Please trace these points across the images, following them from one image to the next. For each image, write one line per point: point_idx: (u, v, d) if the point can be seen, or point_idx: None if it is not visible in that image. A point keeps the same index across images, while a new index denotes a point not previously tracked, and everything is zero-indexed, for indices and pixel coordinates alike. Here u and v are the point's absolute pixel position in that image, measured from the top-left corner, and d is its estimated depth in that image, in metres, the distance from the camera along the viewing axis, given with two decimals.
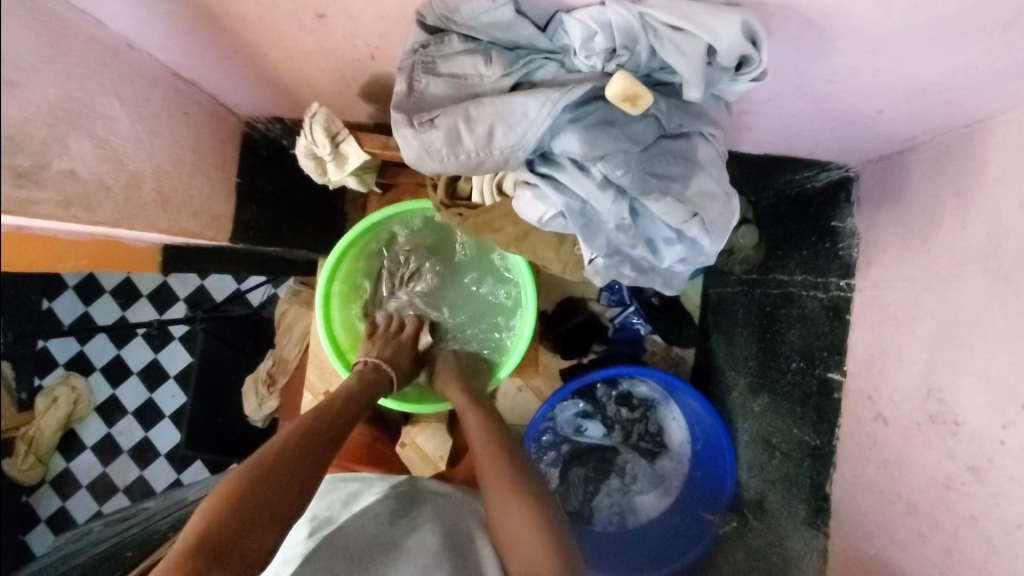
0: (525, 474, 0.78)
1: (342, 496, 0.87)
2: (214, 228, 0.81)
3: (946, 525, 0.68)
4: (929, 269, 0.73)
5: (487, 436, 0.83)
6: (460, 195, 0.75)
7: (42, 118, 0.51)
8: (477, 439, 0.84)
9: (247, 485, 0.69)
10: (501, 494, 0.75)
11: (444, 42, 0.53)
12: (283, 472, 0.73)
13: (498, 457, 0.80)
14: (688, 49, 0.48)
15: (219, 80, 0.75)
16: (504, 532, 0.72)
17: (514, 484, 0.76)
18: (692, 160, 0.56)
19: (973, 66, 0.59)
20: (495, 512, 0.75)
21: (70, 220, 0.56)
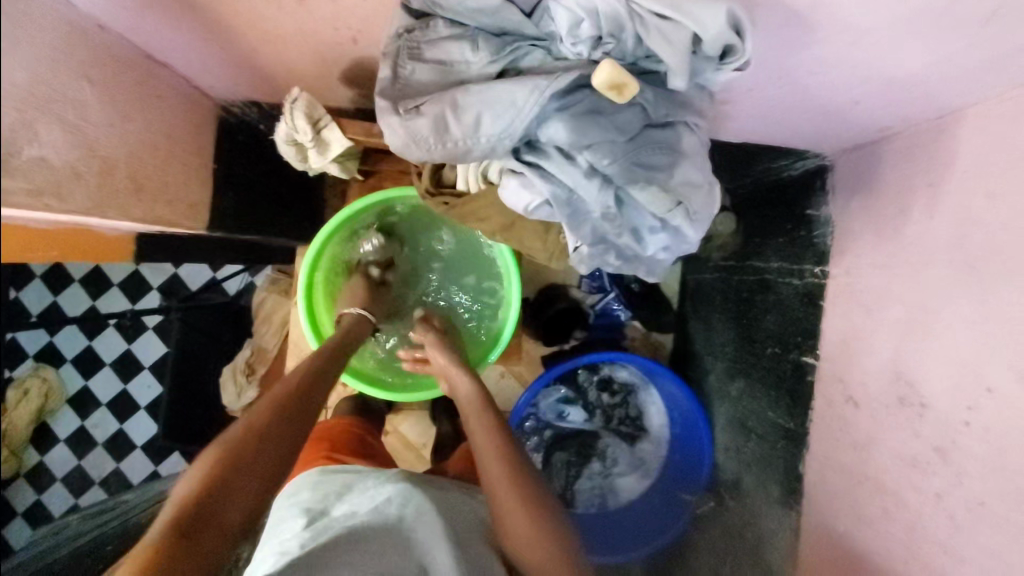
0: (534, 482, 0.76)
1: (336, 486, 0.81)
2: (189, 216, 0.79)
3: (913, 503, 0.71)
4: (900, 256, 0.76)
5: (497, 440, 0.79)
6: (444, 183, 0.74)
7: (13, 101, 0.49)
8: (485, 443, 0.80)
9: (219, 467, 0.65)
10: (511, 507, 0.74)
11: (430, 27, 0.52)
12: (258, 447, 0.69)
13: (508, 463, 0.77)
14: (674, 38, 0.48)
15: (194, 63, 0.73)
16: (517, 546, 0.73)
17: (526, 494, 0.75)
18: (677, 149, 0.56)
19: (946, 59, 0.60)
20: (505, 524, 0.74)
21: (41, 209, 0.54)
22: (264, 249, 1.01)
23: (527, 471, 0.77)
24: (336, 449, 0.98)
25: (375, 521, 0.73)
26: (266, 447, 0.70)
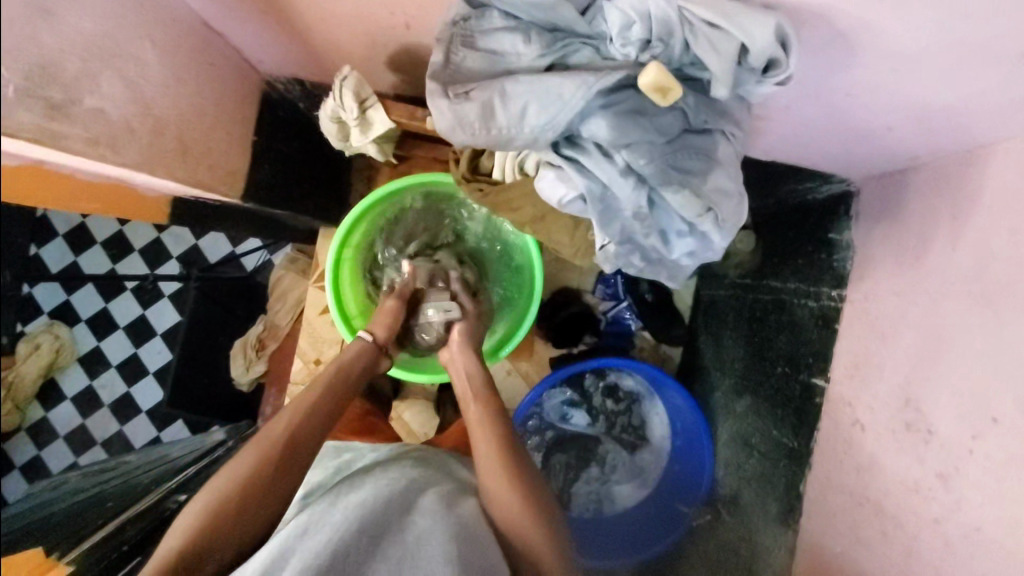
0: (516, 450, 0.81)
1: (335, 464, 0.88)
2: (228, 183, 0.81)
3: (911, 528, 0.72)
4: (918, 284, 0.76)
5: (483, 411, 0.85)
6: (480, 171, 0.77)
7: (76, 52, 0.52)
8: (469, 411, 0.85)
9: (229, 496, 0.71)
10: (494, 473, 0.79)
11: (485, 17, 0.54)
12: (250, 507, 0.71)
13: (492, 432, 0.83)
14: (723, 47, 0.49)
15: (248, 35, 0.75)
16: (498, 511, 0.77)
17: (508, 462, 0.79)
18: (713, 156, 0.58)
19: (981, 92, 0.62)
20: (487, 488, 0.79)
21: (97, 159, 0.56)
22: (288, 226, 1.02)
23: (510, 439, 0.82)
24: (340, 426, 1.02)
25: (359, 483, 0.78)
26: (259, 507, 0.72)
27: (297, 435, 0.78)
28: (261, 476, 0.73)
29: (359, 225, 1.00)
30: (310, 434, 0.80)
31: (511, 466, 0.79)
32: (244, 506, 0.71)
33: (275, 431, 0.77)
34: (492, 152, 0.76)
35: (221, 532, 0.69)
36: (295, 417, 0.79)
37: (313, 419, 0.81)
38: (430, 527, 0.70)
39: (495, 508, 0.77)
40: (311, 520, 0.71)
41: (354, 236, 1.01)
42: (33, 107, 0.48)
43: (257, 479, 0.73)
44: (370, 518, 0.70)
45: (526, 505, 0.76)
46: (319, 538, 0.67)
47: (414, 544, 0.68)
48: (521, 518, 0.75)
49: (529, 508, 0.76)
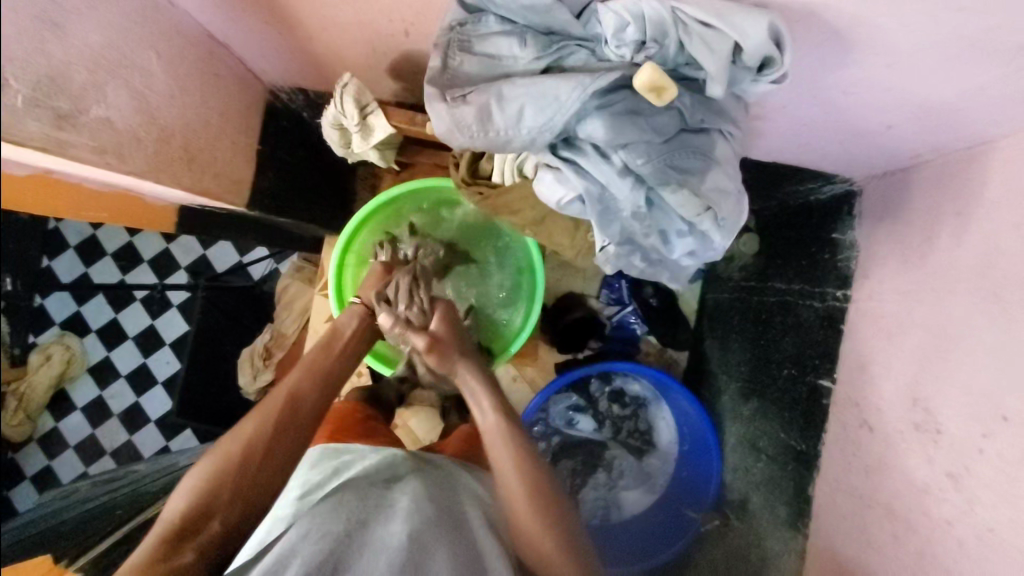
0: (537, 475, 0.75)
1: (334, 465, 0.87)
2: (233, 192, 0.82)
3: (921, 529, 0.71)
4: (924, 282, 0.76)
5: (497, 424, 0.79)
6: (481, 174, 0.78)
7: (85, 63, 0.54)
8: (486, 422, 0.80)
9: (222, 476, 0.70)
10: (518, 497, 0.74)
11: (481, 22, 0.55)
12: (252, 469, 0.72)
13: (510, 452, 0.77)
14: (716, 46, 0.50)
15: (251, 46, 0.76)
16: (522, 537, 0.73)
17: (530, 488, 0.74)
18: (710, 156, 0.58)
19: (981, 86, 0.61)
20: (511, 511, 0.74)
21: (104, 167, 0.58)
22: (292, 234, 1.04)
23: (528, 453, 0.77)
24: (342, 429, 1.02)
25: (356, 488, 0.78)
26: (260, 468, 0.73)
27: (299, 397, 0.79)
28: (262, 438, 0.73)
29: (366, 226, 1.02)
30: (310, 397, 0.80)
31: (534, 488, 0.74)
32: (242, 471, 0.71)
33: (278, 393, 0.78)
34: (490, 155, 0.76)
35: (227, 490, 0.70)
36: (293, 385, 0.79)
37: (312, 385, 0.81)
38: (433, 539, 0.70)
39: (520, 539, 0.73)
40: (314, 530, 0.69)
41: (359, 239, 1.02)
42: (41, 116, 0.49)
43: (256, 442, 0.73)
44: (369, 534, 0.70)
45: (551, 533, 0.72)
46: (321, 549, 0.66)
47: (418, 551, 0.68)
48: (543, 545, 0.72)
49: (557, 537, 0.72)
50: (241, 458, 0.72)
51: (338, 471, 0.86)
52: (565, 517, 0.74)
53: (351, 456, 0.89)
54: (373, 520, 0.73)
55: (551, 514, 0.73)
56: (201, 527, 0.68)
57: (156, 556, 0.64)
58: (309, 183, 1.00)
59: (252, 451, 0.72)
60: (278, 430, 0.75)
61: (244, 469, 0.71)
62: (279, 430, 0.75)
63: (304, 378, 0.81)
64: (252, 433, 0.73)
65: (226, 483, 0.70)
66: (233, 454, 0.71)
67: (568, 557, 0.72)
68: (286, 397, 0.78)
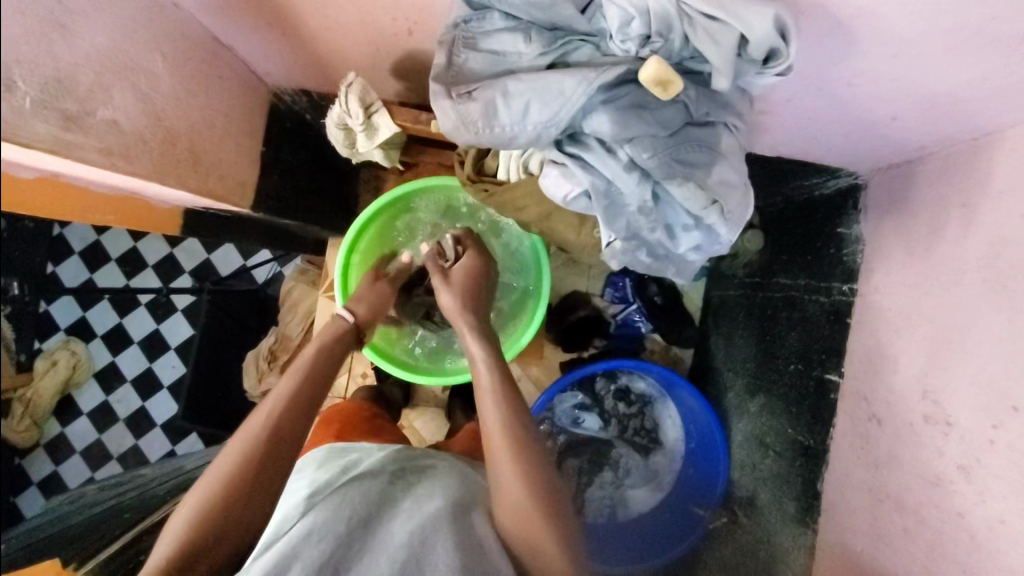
0: (522, 434, 0.78)
1: (341, 465, 0.87)
2: (238, 193, 0.83)
3: (933, 521, 0.71)
4: (931, 275, 0.75)
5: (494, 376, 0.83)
6: (485, 171, 0.78)
7: (91, 65, 0.54)
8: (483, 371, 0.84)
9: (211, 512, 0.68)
10: (499, 443, 0.77)
11: (486, 19, 0.55)
12: (237, 506, 0.69)
13: (503, 419, 0.79)
14: (722, 39, 0.50)
15: (254, 48, 0.76)
16: (500, 495, 0.75)
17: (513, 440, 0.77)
18: (716, 149, 0.58)
19: (987, 76, 0.61)
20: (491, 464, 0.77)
21: (111, 169, 0.58)
22: (296, 236, 1.04)
23: (514, 412, 0.80)
24: (348, 428, 1.02)
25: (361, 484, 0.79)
26: (247, 504, 0.70)
27: (281, 427, 0.76)
28: (244, 476, 0.71)
29: (369, 229, 1.02)
30: (293, 424, 0.77)
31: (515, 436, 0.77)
32: (230, 504, 0.69)
33: (256, 422, 0.75)
34: (495, 152, 0.76)
35: (213, 532, 0.67)
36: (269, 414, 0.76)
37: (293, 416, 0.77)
38: (439, 534, 0.70)
39: (505, 513, 0.74)
40: (316, 528, 0.69)
41: (363, 240, 1.03)
42: (48, 117, 0.49)
43: (240, 480, 0.70)
44: (373, 536, 0.70)
45: (523, 487, 0.73)
46: (323, 550, 0.66)
47: (421, 548, 0.68)
48: (519, 502, 0.73)
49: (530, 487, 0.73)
50: (229, 491, 0.69)
51: (345, 469, 0.86)
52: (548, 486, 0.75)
53: (355, 455, 0.90)
54: (378, 521, 0.73)
55: (528, 467, 0.75)
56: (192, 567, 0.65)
57: None
58: (313, 184, 1.00)
59: (238, 485, 0.70)
60: (262, 462, 0.72)
61: (228, 509, 0.68)
62: (264, 462, 0.73)
63: (284, 409, 0.77)
64: (237, 467, 0.71)
65: (215, 517, 0.68)
66: (217, 495, 0.69)
67: (540, 515, 0.72)
68: (266, 426, 0.75)
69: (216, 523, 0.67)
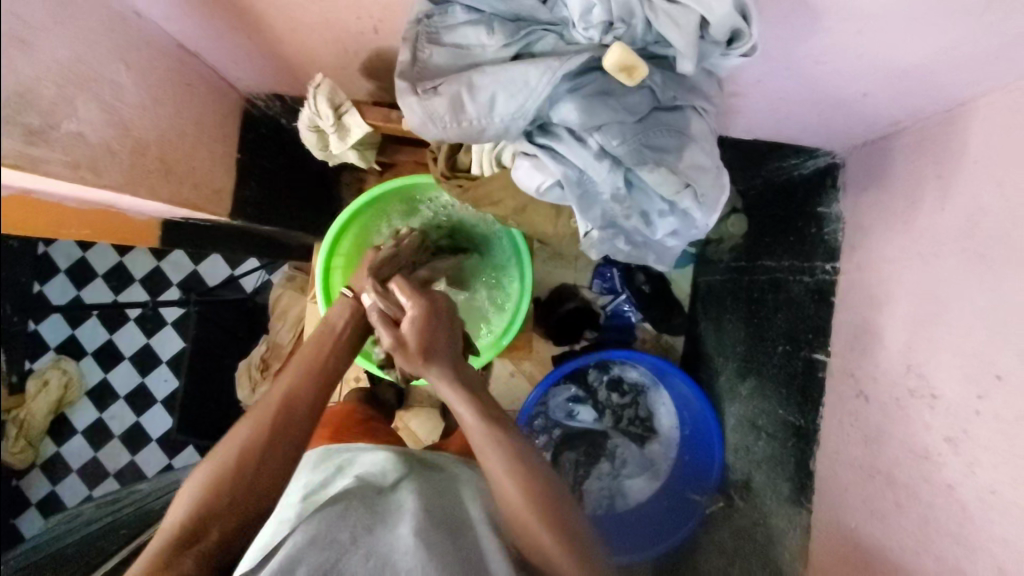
0: (516, 455, 0.75)
1: (334, 464, 0.88)
2: (215, 202, 0.82)
3: (923, 494, 0.71)
4: (910, 249, 0.76)
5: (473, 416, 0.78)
6: (459, 168, 0.78)
7: (53, 78, 0.53)
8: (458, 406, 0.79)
9: (220, 479, 0.70)
10: (505, 485, 0.73)
11: (448, 13, 0.55)
12: (247, 471, 0.71)
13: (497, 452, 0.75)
14: (682, 21, 0.50)
15: (221, 52, 0.76)
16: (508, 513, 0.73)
17: (519, 478, 0.73)
18: (686, 133, 0.58)
19: (953, 48, 0.62)
20: (501, 499, 0.74)
21: (79, 182, 0.57)
22: (279, 243, 1.03)
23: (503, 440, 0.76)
24: (340, 431, 1.03)
25: (360, 491, 0.79)
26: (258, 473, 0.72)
27: (294, 398, 0.79)
28: (258, 443, 0.73)
29: (348, 232, 1.02)
30: (304, 398, 0.79)
31: (521, 477, 0.73)
32: (239, 475, 0.71)
33: (271, 396, 0.78)
34: (468, 147, 0.76)
35: (225, 499, 0.70)
36: (286, 387, 0.79)
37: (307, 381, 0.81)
38: (439, 540, 0.71)
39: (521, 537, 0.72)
40: (318, 535, 0.68)
41: (343, 240, 1.02)
42: (11, 133, 0.49)
43: (252, 449, 0.72)
44: (374, 538, 0.70)
45: (541, 522, 0.71)
46: (325, 555, 0.66)
47: (424, 552, 0.68)
48: (537, 536, 0.70)
49: (543, 519, 0.71)
50: (236, 464, 0.71)
51: (340, 470, 0.87)
52: (558, 503, 0.73)
53: (349, 455, 0.90)
54: (377, 523, 0.73)
55: (540, 498, 0.72)
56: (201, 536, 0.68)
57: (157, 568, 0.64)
58: (293, 190, 1.00)
59: (249, 452, 0.72)
60: (273, 433, 0.74)
61: (240, 475, 0.71)
62: (274, 433, 0.75)
63: (304, 384, 0.80)
64: (248, 436, 0.73)
65: (222, 485, 0.70)
66: (228, 460, 0.71)
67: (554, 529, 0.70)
68: (280, 401, 0.77)
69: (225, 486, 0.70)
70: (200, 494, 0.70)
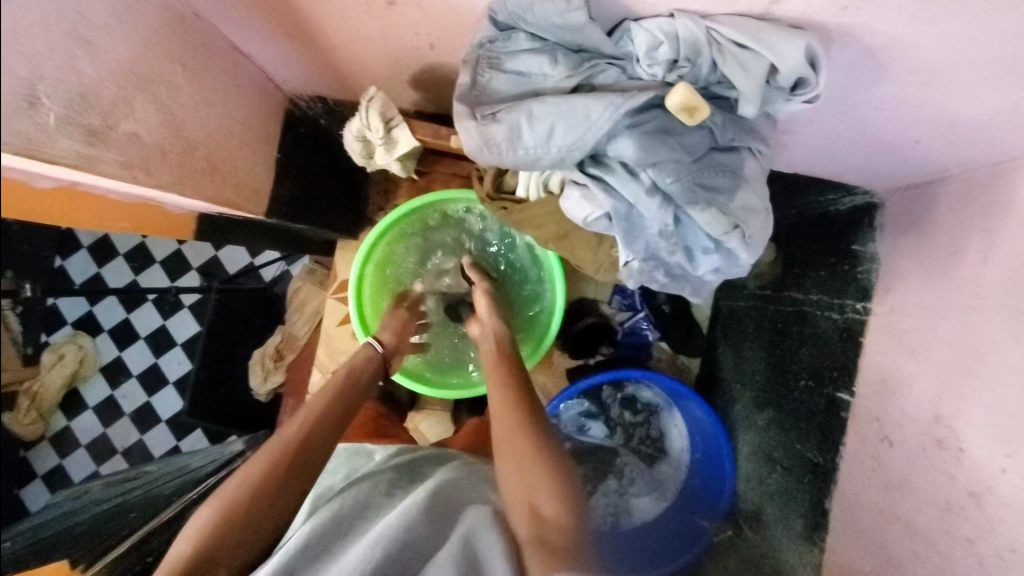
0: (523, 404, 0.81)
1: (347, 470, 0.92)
2: (253, 201, 0.82)
3: (941, 546, 0.71)
4: (948, 299, 0.75)
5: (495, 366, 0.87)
6: (504, 189, 0.79)
7: (114, 80, 0.54)
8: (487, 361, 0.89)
9: (228, 514, 0.70)
10: (509, 451, 0.76)
11: (511, 39, 0.54)
12: (265, 501, 0.72)
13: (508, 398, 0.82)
14: (752, 67, 0.49)
15: (271, 55, 0.75)
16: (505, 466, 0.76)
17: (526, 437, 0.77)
18: (740, 174, 0.58)
19: (1013, 107, 0.61)
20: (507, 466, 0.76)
21: (130, 181, 0.58)
22: (306, 239, 1.03)
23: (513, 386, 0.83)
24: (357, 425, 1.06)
25: (364, 487, 0.82)
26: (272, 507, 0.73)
27: (312, 431, 0.79)
28: (273, 481, 0.73)
29: (381, 242, 1.02)
30: (322, 436, 0.80)
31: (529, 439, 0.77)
32: (251, 510, 0.71)
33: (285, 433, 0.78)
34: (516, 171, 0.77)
35: (233, 532, 0.69)
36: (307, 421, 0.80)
37: (326, 421, 0.81)
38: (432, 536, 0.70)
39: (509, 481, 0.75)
40: (319, 534, 0.70)
41: (377, 248, 1.03)
42: (71, 133, 0.50)
43: (268, 484, 0.73)
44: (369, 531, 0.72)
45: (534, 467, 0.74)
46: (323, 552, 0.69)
47: (418, 554, 0.68)
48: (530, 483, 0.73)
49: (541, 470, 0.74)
50: (249, 499, 0.71)
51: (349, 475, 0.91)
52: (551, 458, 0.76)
53: (361, 459, 0.94)
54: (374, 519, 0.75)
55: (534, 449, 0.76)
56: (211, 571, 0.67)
57: None
58: (326, 190, 1.00)
59: (265, 484, 0.72)
60: (289, 469, 0.75)
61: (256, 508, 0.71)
62: (292, 468, 0.75)
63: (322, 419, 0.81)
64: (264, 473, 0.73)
65: (238, 517, 0.70)
66: (240, 496, 0.71)
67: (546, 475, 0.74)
68: (299, 434, 0.78)
69: (239, 527, 0.70)
70: (208, 528, 0.69)
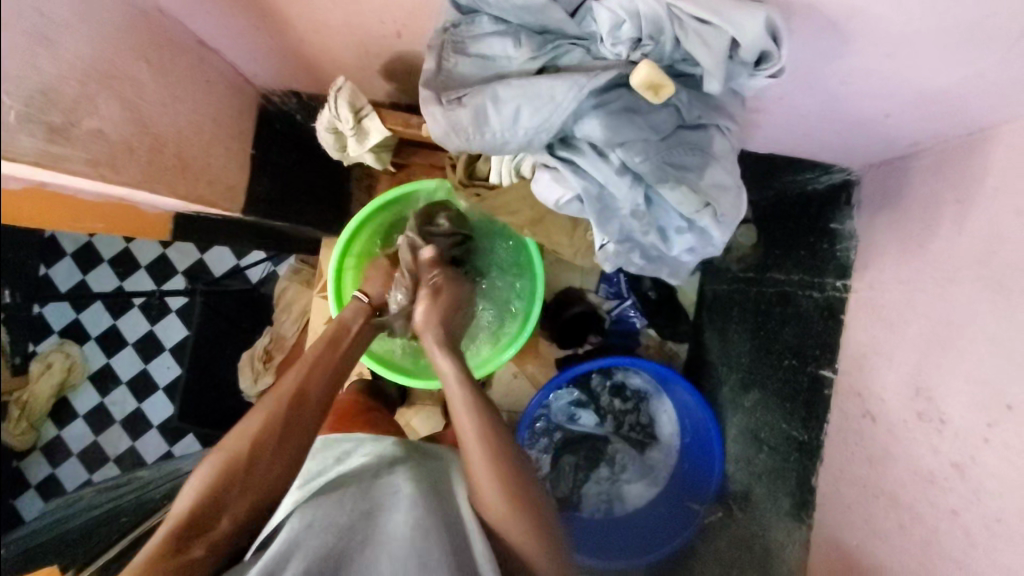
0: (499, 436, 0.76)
1: (335, 454, 0.87)
2: (228, 198, 0.81)
3: (926, 516, 0.72)
4: (924, 271, 0.76)
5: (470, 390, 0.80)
6: (477, 176, 0.79)
7: (76, 76, 0.53)
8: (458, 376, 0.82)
9: (226, 472, 0.72)
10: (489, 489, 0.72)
11: (475, 23, 0.55)
12: (260, 465, 0.74)
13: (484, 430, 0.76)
14: (713, 42, 0.49)
15: (240, 49, 0.75)
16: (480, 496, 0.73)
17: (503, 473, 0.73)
18: (709, 151, 0.58)
19: (977, 76, 0.61)
20: (485, 499, 0.73)
21: (99, 179, 0.57)
22: (289, 236, 1.03)
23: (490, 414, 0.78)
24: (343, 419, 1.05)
25: (359, 477, 0.79)
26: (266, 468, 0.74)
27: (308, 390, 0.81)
28: (269, 436, 0.75)
29: (364, 230, 1.02)
30: (315, 395, 0.81)
31: (507, 478, 0.73)
32: (246, 470, 0.73)
33: (279, 390, 0.79)
34: (487, 157, 0.77)
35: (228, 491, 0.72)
36: (300, 377, 0.81)
37: (319, 379, 0.82)
38: (436, 532, 0.69)
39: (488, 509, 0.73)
40: (315, 531, 0.69)
41: (359, 236, 1.03)
42: (33, 130, 0.49)
43: (263, 441, 0.74)
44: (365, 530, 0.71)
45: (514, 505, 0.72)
46: (321, 543, 0.68)
47: (419, 550, 0.67)
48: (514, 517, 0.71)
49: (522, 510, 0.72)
50: (246, 458, 0.73)
51: (340, 459, 0.86)
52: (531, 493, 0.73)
53: (349, 445, 0.89)
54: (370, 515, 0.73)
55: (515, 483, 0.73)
56: (210, 526, 0.70)
57: (161, 556, 0.66)
58: (305, 185, 0.99)
59: (260, 442, 0.74)
60: (285, 427, 0.76)
61: (250, 466, 0.73)
62: (287, 426, 0.77)
63: (318, 378, 0.82)
64: (258, 430, 0.74)
65: (235, 475, 0.72)
66: (238, 453, 0.73)
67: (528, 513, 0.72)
68: (293, 394, 0.79)
69: (232, 487, 0.72)
70: (206, 487, 0.71)
